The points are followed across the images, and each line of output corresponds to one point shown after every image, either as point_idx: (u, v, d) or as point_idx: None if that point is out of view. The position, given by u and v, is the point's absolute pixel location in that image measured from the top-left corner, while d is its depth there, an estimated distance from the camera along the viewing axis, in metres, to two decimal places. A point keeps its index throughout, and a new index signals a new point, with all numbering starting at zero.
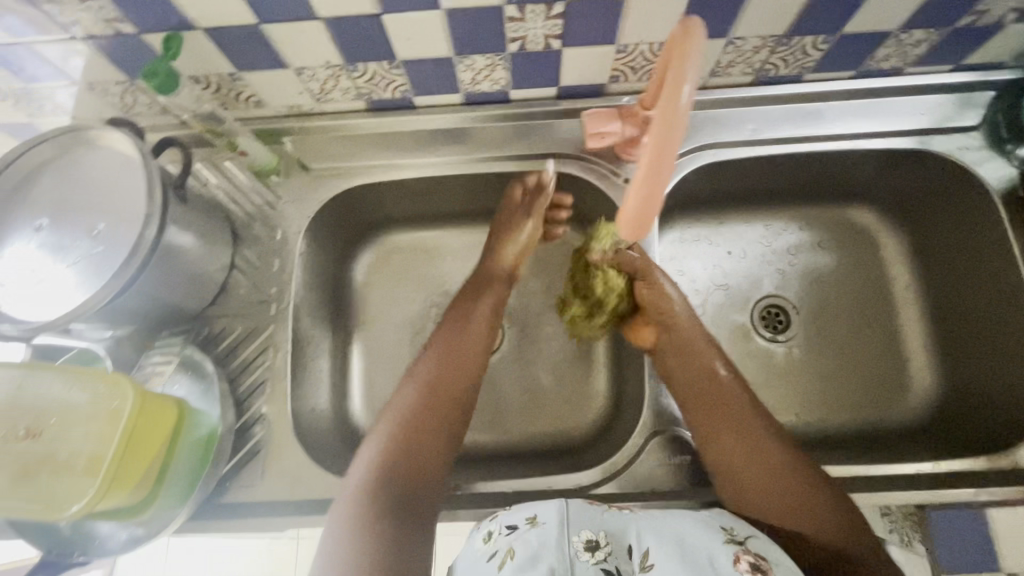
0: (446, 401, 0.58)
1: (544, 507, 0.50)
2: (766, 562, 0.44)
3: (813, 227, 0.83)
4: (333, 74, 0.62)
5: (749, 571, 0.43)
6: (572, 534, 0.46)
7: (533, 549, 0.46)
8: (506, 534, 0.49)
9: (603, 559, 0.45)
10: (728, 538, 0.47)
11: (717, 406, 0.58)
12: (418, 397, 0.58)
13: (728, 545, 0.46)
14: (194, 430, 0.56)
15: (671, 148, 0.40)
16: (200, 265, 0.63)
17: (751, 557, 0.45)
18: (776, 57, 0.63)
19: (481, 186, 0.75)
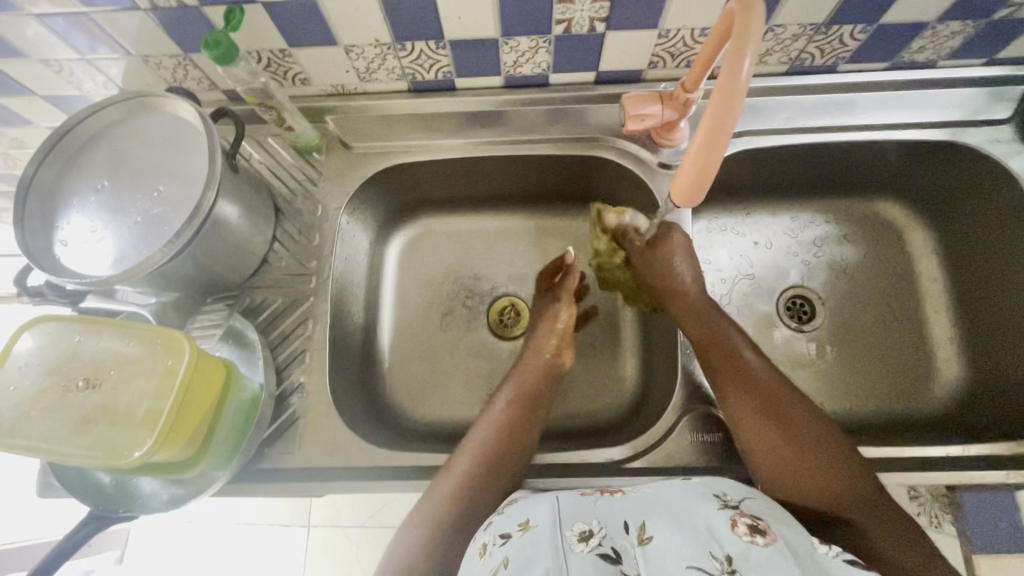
0: (528, 430, 0.62)
1: (534, 510, 0.50)
2: (763, 522, 0.45)
3: (839, 219, 0.84)
4: (381, 52, 0.64)
5: (747, 533, 0.43)
6: (564, 529, 0.46)
7: (528, 552, 0.44)
8: (500, 544, 0.47)
9: (597, 545, 0.45)
10: (722, 504, 0.47)
11: (733, 372, 0.60)
12: (493, 433, 0.61)
13: (724, 510, 0.46)
14: (239, 394, 0.57)
15: (727, 122, 0.42)
16: (246, 236, 0.64)
17: (747, 519, 0.45)
18: (813, 45, 0.64)
19: (515, 169, 0.77)
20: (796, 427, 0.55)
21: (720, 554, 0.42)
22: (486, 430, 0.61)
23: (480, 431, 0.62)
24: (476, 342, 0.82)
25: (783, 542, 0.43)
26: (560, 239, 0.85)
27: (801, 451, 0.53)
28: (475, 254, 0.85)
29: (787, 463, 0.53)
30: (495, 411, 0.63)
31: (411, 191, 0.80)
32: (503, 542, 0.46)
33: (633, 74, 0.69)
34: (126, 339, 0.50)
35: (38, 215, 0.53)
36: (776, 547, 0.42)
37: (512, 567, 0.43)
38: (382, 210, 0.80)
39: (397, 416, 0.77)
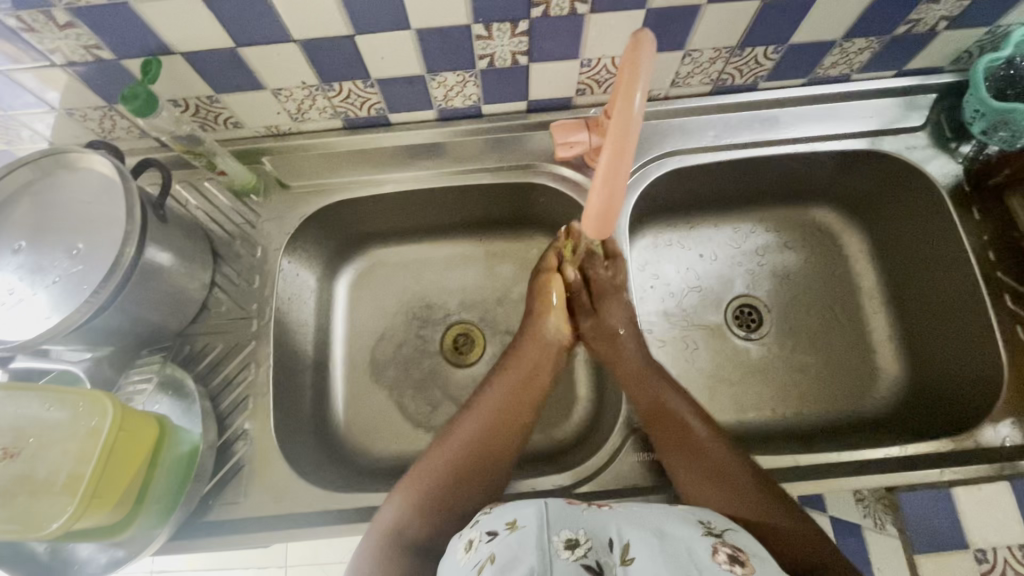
0: (522, 415, 0.64)
1: (522, 511, 0.48)
2: (743, 553, 0.44)
3: (779, 228, 0.86)
4: (309, 94, 0.64)
5: (726, 562, 0.43)
6: (551, 533, 0.44)
7: (513, 550, 0.44)
8: (486, 541, 0.46)
9: (582, 556, 0.43)
10: (705, 531, 0.47)
11: (674, 435, 0.61)
12: (481, 418, 0.63)
13: (706, 538, 0.46)
14: (175, 447, 0.56)
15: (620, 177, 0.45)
16: (180, 283, 0.63)
17: (728, 549, 0.45)
18: (731, 67, 0.67)
19: (458, 199, 0.78)
20: (725, 461, 0.57)
21: None
22: (480, 414, 0.63)
23: (478, 413, 0.63)
24: (432, 372, 0.82)
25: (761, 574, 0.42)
26: (510, 263, 0.86)
27: (731, 485, 0.55)
28: (427, 283, 0.86)
29: (722, 500, 0.55)
30: (491, 393, 0.65)
31: (357, 226, 0.80)
32: (490, 539, 0.46)
33: (562, 101, 0.71)
34: (47, 404, 0.48)
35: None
36: None
37: (496, 566, 0.43)
38: (328, 246, 0.80)
39: (353, 454, 0.76)
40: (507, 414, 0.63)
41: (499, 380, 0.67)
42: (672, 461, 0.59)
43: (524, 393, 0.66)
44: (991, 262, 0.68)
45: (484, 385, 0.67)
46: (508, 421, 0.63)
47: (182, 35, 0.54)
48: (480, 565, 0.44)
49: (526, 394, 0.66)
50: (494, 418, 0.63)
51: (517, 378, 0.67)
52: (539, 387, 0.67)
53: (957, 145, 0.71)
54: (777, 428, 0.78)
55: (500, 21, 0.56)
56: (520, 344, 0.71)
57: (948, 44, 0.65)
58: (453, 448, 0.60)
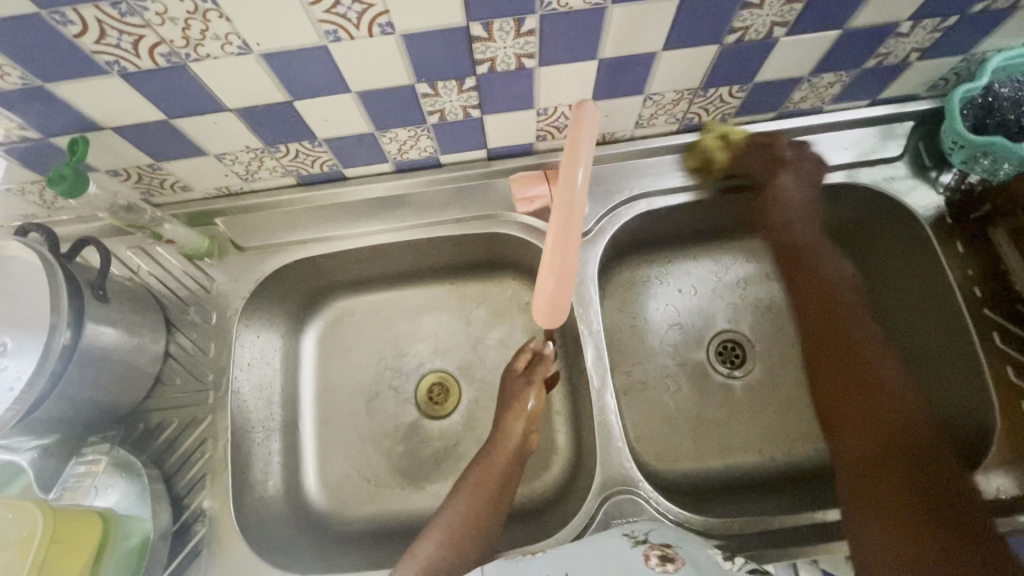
0: (495, 519, 0.63)
1: None
2: (671, 551, 0.53)
3: (760, 260, 0.84)
4: (255, 156, 0.62)
5: (659, 561, 0.51)
6: None
7: None
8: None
9: None
10: (634, 543, 0.55)
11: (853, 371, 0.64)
12: (441, 547, 0.58)
13: (637, 547, 0.53)
14: (125, 541, 0.54)
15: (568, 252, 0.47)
16: (129, 363, 0.60)
17: (658, 552, 0.53)
18: (696, 106, 0.64)
19: (423, 249, 0.75)
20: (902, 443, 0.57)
21: None
22: (454, 513, 0.61)
23: (438, 525, 0.60)
24: (405, 426, 0.79)
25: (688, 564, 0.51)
26: (483, 308, 0.83)
27: (893, 464, 0.56)
28: (398, 333, 0.83)
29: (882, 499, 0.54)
30: (462, 494, 0.63)
31: (320, 281, 0.77)
32: None
33: (524, 148, 0.68)
34: None
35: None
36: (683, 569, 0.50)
37: None
38: (291, 303, 0.77)
39: (325, 518, 0.74)
40: (466, 534, 0.60)
41: (470, 481, 0.64)
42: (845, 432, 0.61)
43: (486, 514, 0.62)
44: (978, 299, 0.65)
45: (449, 495, 0.64)
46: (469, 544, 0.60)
47: (110, 111, 0.51)
48: None
49: (499, 498, 0.64)
50: (467, 520, 0.61)
51: (480, 494, 0.63)
52: (499, 507, 0.64)
53: (937, 173, 0.68)
54: (764, 471, 0.76)
55: (445, 79, 0.53)
56: (487, 456, 0.67)
57: (923, 72, 0.62)
58: (436, 543, 0.58)
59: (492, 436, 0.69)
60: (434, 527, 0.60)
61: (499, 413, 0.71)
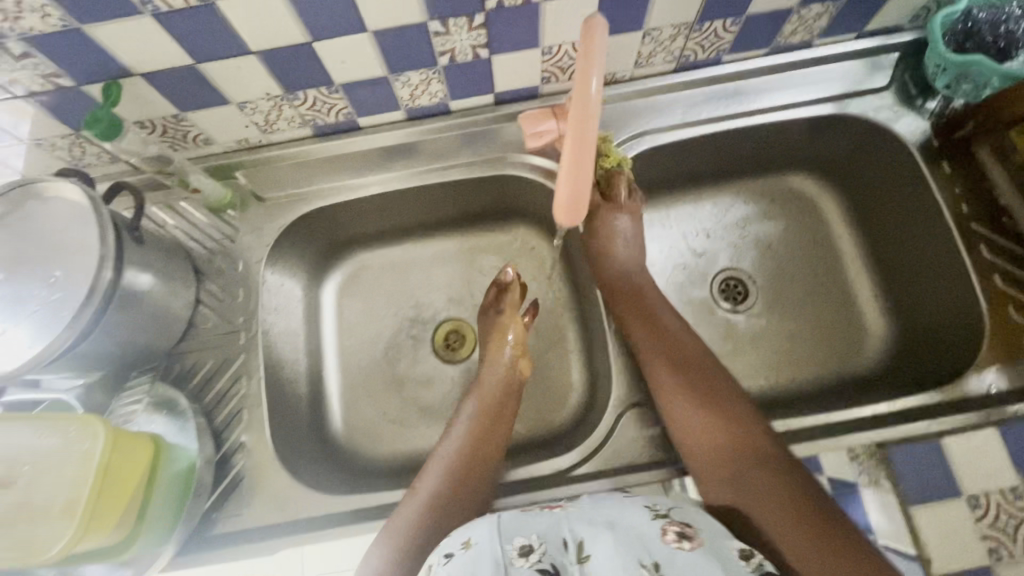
0: (497, 438, 0.67)
1: (475, 529, 0.52)
2: (692, 529, 0.50)
3: (758, 200, 0.88)
4: (275, 105, 0.65)
5: (675, 540, 0.48)
6: (505, 543, 0.50)
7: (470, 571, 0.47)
8: (443, 564, 0.50)
9: (536, 561, 0.48)
10: (654, 513, 0.51)
11: (689, 362, 0.64)
12: (444, 480, 0.62)
13: (656, 520, 0.50)
14: (172, 464, 0.57)
15: (584, 168, 0.50)
16: (162, 307, 0.63)
17: (676, 527, 0.50)
18: (692, 42, 0.67)
19: (435, 197, 0.79)
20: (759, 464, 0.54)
21: (648, 562, 0.46)
22: (450, 446, 0.65)
23: (435, 467, 0.63)
24: (425, 370, 0.83)
25: (708, 546, 0.48)
26: (495, 257, 0.87)
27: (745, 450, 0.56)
28: (412, 285, 0.86)
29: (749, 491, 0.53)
30: (463, 421, 0.68)
31: (339, 233, 0.81)
32: (444, 563, 0.49)
33: (529, 91, 0.71)
34: (36, 432, 0.48)
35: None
36: (702, 551, 0.47)
37: None
38: (311, 254, 0.80)
39: (355, 457, 0.77)
40: (470, 463, 0.64)
41: (467, 412, 0.69)
42: (687, 419, 0.60)
43: (486, 442, 0.66)
44: (965, 215, 0.69)
45: (448, 430, 0.68)
46: (471, 472, 0.63)
47: (141, 56, 0.54)
48: None
49: (497, 420, 0.69)
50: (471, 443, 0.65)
51: (478, 425, 0.67)
52: (499, 433, 0.68)
53: (923, 102, 0.72)
54: (771, 395, 0.79)
55: (456, 16, 0.56)
56: (479, 386, 0.72)
57: (905, 1, 0.66)
58: (439, 475, 0.62)
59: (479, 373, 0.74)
60: (434, 464, 0.64)
61: (483, 348, 0.76)
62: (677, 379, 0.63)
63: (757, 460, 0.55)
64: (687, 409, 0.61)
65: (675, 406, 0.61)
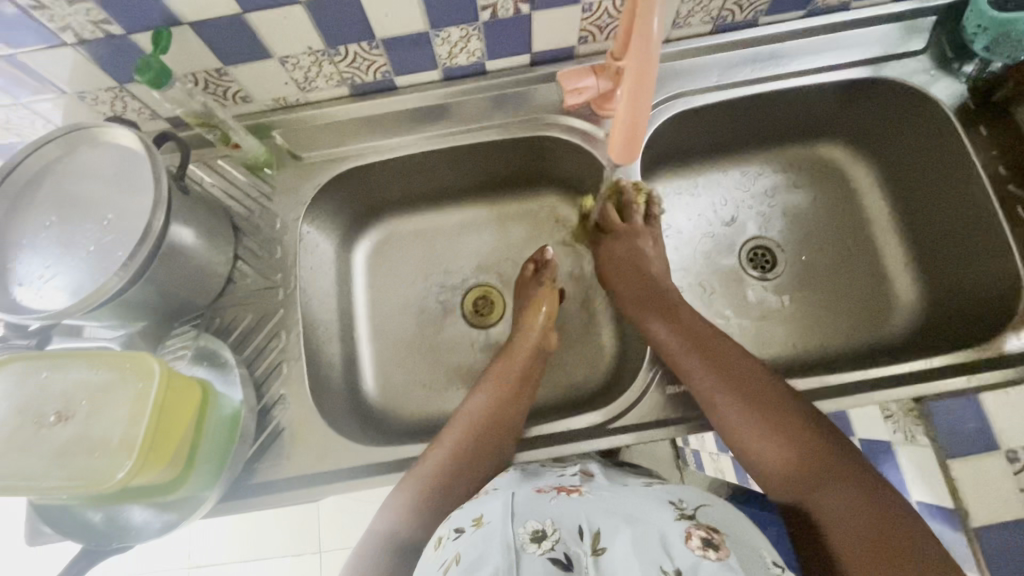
0: (516, 407, 0.67)
1: (489, 507, 0.54)
2: (717, 536, 0.48)
3: (786, 169, 0.88)
4: (316, 60, 0.65)
5: (699, 547, 0.47)
6: (519, 526, 0.51)
7: (480, 551, 0.49)
8: (454, 538, 0.52)
9: (548, 549, 0.49)
10: (677, 514, 0.51)
11: (720, 359, 0.62)
12: (466, 435, 0.64)
13: (678, 521, 0.50)
14: (218, 410, 0.57)
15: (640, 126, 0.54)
16: (204, 261, 0.64)
17: (701, 532, 0.49)
18: (731, 2, 0.67)
19: (468, 160, 0.79)
20: (823, 477, 0.52)
21: (669, 567, 0.45)
22: (477, 404, 0.67)
23: (458, 423, 0.65)
24: (455, 334, 0.83)
25: (734, 557, 0.46)
26: (524, 224, 0.87)
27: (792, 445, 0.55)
28: (442, 251, 0.87)
29: (809, 490, 0.53)
30: (486, 388, 0.68)
31: (371, 196, 0.81)
32: (457, 537, 0.51)
33: (565, 52, 0.71)
34: (95, 369, 0.50)
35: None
36: (725, 563, 0.46)
37: (461, 565, 0.48)
38: (344, 216, 0.81)
39: (387, 417, 0.78)
40: (493, 424, 0.65)
41: (492, 375, 0.70)
42: (727, 417, 0.59)
43: (510, 404, 0.67)
44: (1003, 177, 0.69)
45: (474, 388, 0.69)
46: (493, 432, 0.64)
47: (190, 3, 0.54)
48: (447, 564, 0.49)
49: (519, 389, 0.69)
50: (487, 413, 0.66)
51: (502, 388, 0.68)
52: (523, 397, 0.69)
53: (960, 65, 0.71)
54: (799, 361, 0.80)
55: None
56: (508, 352, 0.73)
57: None
58: (462, 428, 0.64)
59: (509, 345, 0.74)
60: (459, 419, 0.66)
61: (516, 324, 0.76)
62: (721, 386, 0.60)
63: (806, 458, 0.54)
64: (739, 414, 0.58)
65: (724, 407, 0.59)
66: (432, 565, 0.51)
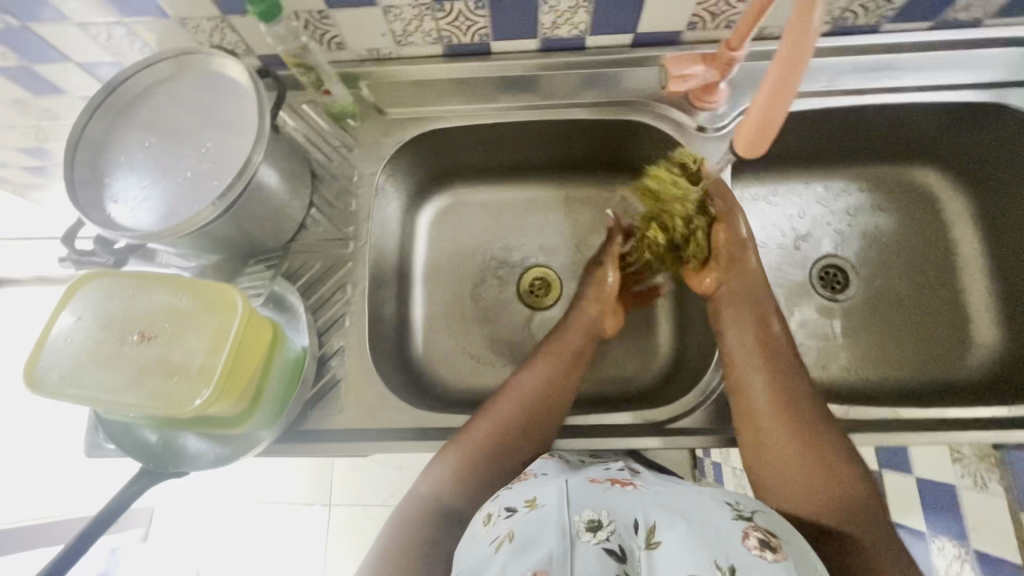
0: (567, 387, 0.64)
1: (543, 489, 0.48)
2: (776, 539, 0.42)
3: (873, 189, 0.84)
4: (419, 14, 0.63)
5: (757, 548, 0.41)
6: (572, 513, 0.44)
7: (532, 532, 0.44)
8: (505, 517, 0.47)
9: (604, 539, 0.42)
10: (735, 514, 0.44)
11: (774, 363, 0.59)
12: (515, 413, 0.61)
13: (737, 521, 0.43)
14: (285, 353, 0.58)
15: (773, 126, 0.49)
16: (283, 203, 0.64)
17: (760, 534, 0.42)
18: (857, 4, 0.64)
19: (548, 136, 0.77)
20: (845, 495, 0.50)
21: (724, 564, 0.39)
22: (529, 380, 0.64)
23: (506, 400, 0.62)
24: (509, 311, 0.82)
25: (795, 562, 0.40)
26: (592, 209, 0.85)
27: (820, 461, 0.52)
28: (506, 227, 0.85)
29: (821, 501, 0.50)
30: (536, 364, 0.65)
31: (445, 160, 0.80)
32: (508, 516, 0.46)
33: (670, 37, 0.68)
34: (179, 295, 0.50)
35: (71, 176, 0.52)
36: (785, 566, 0.40)
37: (512, 544, 0.43)
38: (416, 177, 0.80)
39: (434, 384, 0.77)
40: (542, 402, 0.62)
41: (544, 352, 0.67)
42: (761, 418, 0.56)
43: (562, 384, 0.64)
44: None
45: (525, 362, 0.66)
46: (541, 412, 0.61)
47: None
48: (499, 540, 0.45)
49: (571, 368, 0.66)
50: (536, 390, 0.63)
51: (556, 366, 0.65)
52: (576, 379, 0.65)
53: None
54: (860, 388, 0.77)
55: None
56: (563, 329, 0.70)
57: None
58: (511, 404, 0.61)
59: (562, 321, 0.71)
60: (508, 395, 0.63)
61: (574, 299, 0.74)
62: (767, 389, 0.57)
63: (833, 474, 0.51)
64: (774, 421, 0.55)
65: (755, 409, 0.57)
66: (480, 545, 0.46)
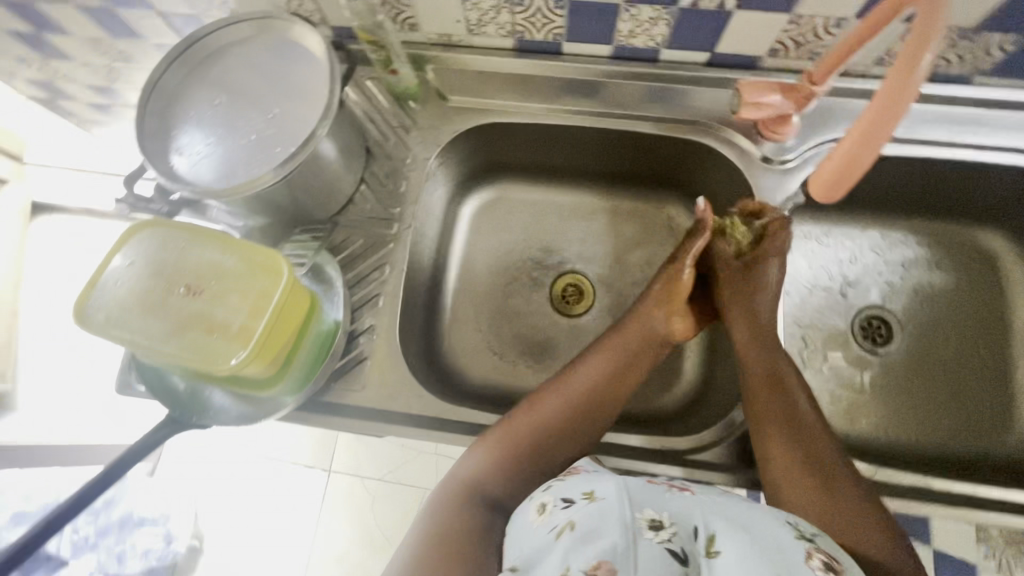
0: (619, 390, 0.62)
1: (601, 483, 0.47)
2: (839, 564, 0.41)
3: (933, 245, 0.81)
4: (497, 6, 0.62)
5: (822, 569, 0.39)
6: (633, 509, 0.43)
7: (595, 524, 0.42)
8: (562, 509, 0.45)
9: (667, 539, 0.41)
10: (798, 534, 0.43)
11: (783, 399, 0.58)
12: (563, 408, 0.60)
13: (799, 541, 0.42)
14: (318, 325, 0.59)
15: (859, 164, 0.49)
16: (336, 176, 0.64)
17: (824, 557, 0.41)
18: (953, 52, 0.61)
19: (605, 144, 0.76)
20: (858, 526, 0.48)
21: None
22: (582, 377, 0.62)
23: (553, 395, 0.61)
24: (538, 313, 0.82)
25: None
26: (637, 224, 0.84)
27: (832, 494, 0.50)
28: (547, 229, 0.84)
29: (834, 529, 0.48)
30: (589, 362, 0.63)
31: (498, 153, 0.80)
32: (567, 507, 0.45)
33: (749, 61, 0.66)
34: (227, 255, 0.50)
35: (141, 125, 0.54)
36: None
37: (575, 534, 0.42)
38: (466, 166, 0.80)
39: (453, 375, 0.78)
40: (591, 402, 0.60)
41: (601, 349, 0.65)
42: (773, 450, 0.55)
43: (616, 386, 0.62)
44: None
45: (576, 359, 0.65)
46: (586, 410, 0.60)
47: None
48: (558, 530, 0.43)
49: (626, 371, 0.63)
50: (586, 388, 0.61)
51: (613, 368, 0.63)
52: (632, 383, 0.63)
53: None
54: (888, 448, 0.74)
55: None
56: (622, 329, 0.67)
57: None
58: (558, 400, 0.60)
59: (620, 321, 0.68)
60: (557, 390, 0.61)
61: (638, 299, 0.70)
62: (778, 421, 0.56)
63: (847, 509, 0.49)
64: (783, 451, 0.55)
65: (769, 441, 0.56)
66: (537, 534, 0.45)
